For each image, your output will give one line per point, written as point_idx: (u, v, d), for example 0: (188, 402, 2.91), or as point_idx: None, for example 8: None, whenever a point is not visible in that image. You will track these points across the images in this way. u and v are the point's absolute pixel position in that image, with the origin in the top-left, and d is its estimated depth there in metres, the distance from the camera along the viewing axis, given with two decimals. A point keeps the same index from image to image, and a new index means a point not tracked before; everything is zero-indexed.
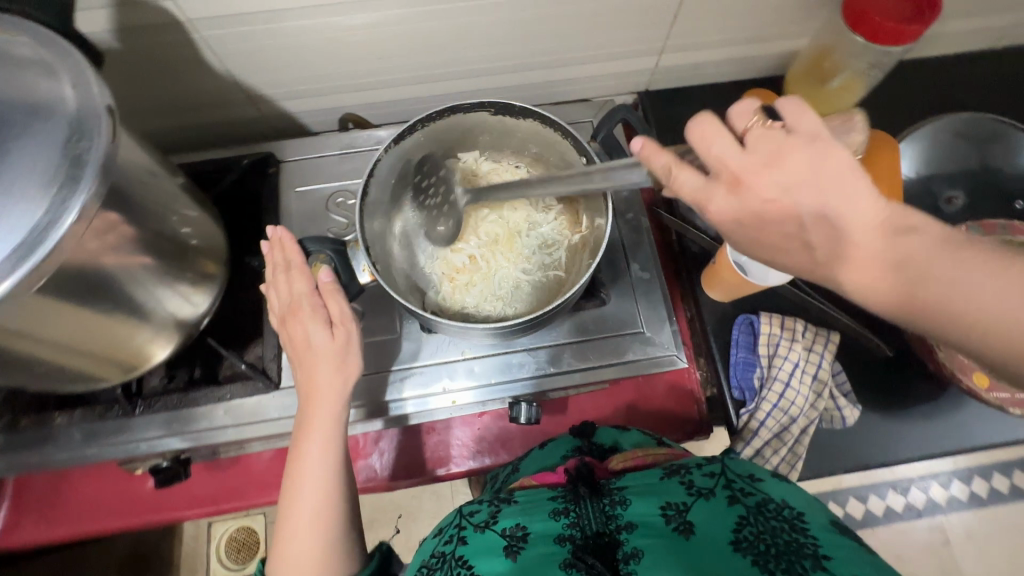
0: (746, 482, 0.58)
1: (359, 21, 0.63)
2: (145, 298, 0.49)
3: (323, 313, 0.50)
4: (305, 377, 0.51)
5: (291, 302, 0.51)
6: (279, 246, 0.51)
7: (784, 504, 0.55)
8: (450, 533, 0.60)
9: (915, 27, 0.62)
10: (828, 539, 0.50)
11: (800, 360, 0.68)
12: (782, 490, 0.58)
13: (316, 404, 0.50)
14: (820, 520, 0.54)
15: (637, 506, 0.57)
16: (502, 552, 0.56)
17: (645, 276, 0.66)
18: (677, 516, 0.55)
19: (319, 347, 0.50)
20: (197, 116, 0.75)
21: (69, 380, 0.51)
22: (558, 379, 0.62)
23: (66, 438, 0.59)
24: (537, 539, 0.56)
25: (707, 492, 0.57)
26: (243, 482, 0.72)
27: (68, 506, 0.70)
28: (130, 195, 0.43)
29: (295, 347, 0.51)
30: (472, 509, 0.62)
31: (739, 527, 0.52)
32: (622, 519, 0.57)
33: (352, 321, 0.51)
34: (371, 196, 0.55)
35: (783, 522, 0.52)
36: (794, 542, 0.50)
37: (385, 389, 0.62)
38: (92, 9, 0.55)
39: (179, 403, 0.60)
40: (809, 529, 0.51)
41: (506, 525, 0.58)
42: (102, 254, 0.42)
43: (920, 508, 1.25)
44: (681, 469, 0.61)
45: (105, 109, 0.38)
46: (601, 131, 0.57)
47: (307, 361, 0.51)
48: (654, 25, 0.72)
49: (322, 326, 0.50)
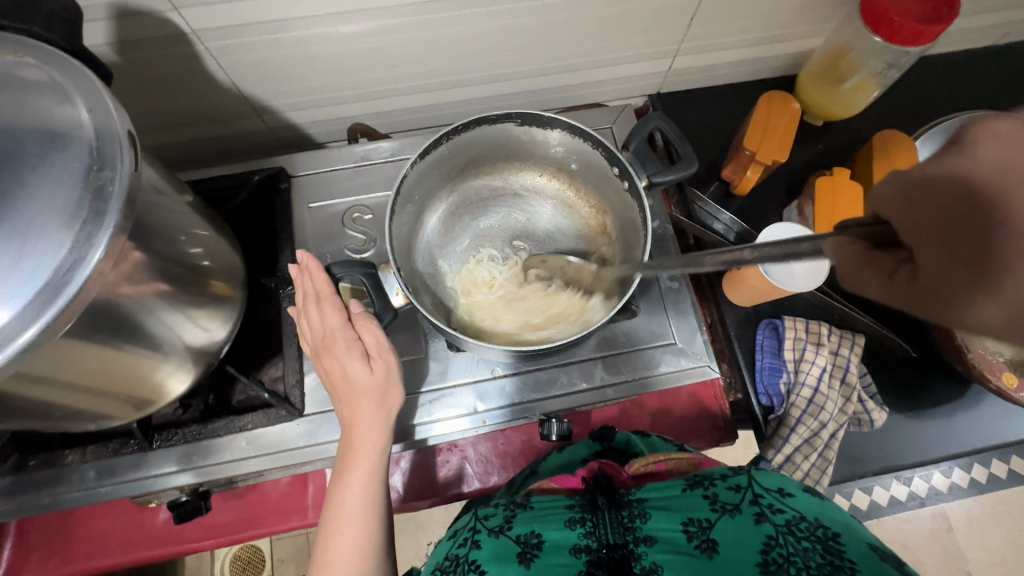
0: (775, 498, 0.54)
1: (371, 29, 0.61)
2: (160, 328, 0.46)
3: (359, 346, 0.49)
4: (347, 412, 0.50)
5: (325, 335, 0.50)
6: (309, 275, 0.51)
7: (817, 523, 0.51)
8: (464, 536, 0.59)
9: (936, 27, 0.61)
10: (867, 564, 0.47)
11: (828, 364, 0.68)
12: (815, 506, 0.54)
13: (358, 437, 0.49)
14: (858, 543, 0.49)
15: (658, 520, 0.55)
16: (516, 559, 0.54)
17: (674, 285, 0.65)
18: (699, 533, 0.53)
19: (359, 380, 0.49)
20: (198, 131, 0.72)
21: (84, 418, 0.48)
22: (591, 395, 0.61)
23: (79, 477, 0.56)
24: (552, 548, 0.54)
25: (733, 508, 0.54)
26: (261, 510, 0.69)
27: (78, 543, 0.67)
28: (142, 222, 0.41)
29: (334, 384, 0.50)
30: (487, 512, 0.61)
31: (767, 549, 0.49)
32: (640, 532, 0.55)
33: (389, 351, 0.50)
34: (400, 201, 0.55)
35: (816, 543, 0.49)
36: (826, 566, 0.47)
37: (413, 412, 0.59)
38: (91, 22, 0.52)
39: (199, 435, 0.57)
40: (845, 552, 0.48)
41: (521, 532, 0.56)
42: (118, 284, 0.39)
43: (924, 497, 1.17)
44: (705, 480, 0.58)
45: (127, 134, 0.36)
46: (633, 141, 0.57)
47: (346, 397, 0.50)
48: (670, 28, 0.71)
49: (359, 359, 0.49)
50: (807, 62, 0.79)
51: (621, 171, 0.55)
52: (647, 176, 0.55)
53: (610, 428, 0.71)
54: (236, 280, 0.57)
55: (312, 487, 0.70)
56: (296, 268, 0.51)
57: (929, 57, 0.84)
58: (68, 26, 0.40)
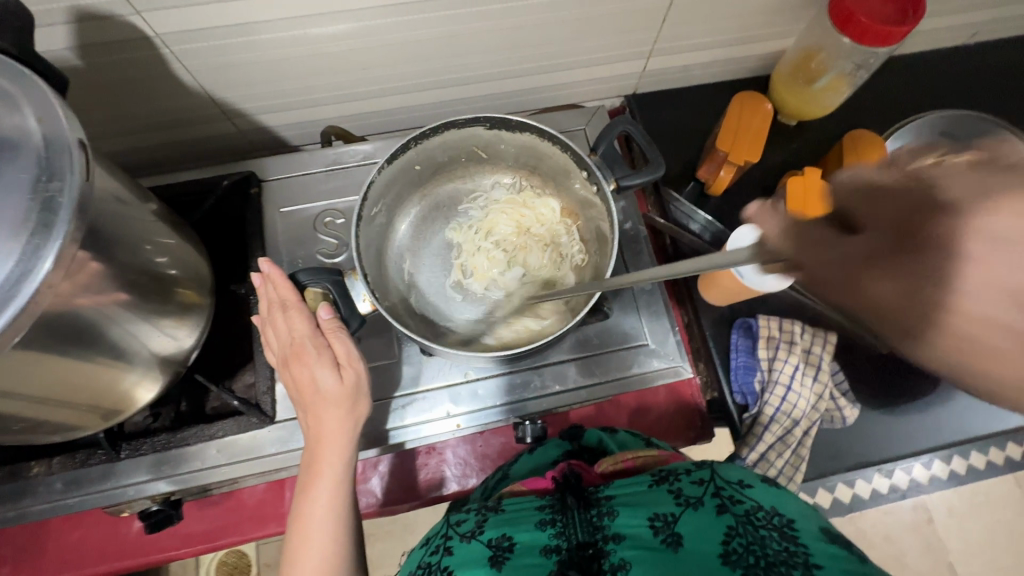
0: (735, 489, 0.56)
1: (340, 32, 0.60)
2: (122, 337, 0.46)
3: (329, 355, 0.49)
4: (314, 422, 0.49)
5: (294, 343, 0.49)
6: (272, 282, 0.51)
7: (774, 511, 0.53)
8: (437, 542, 0.59)
9: (901, 28, 0.62)
10: (819, 548, 0.49)
11: (800, 362, 0.69)
12: (772, 496, 0.56)
13: (324, 448, 0.49)
14: (811, 529, 0.52)
15: (623, 516, 0.55)
16: (488, 562, 0.54)
17: (646, 286, 0.65)
18: (665, 528, 0.53)
19: (328, 389, 0.49)
20: (168, 134, 0.71)
21: (47, 429, 0.48)
22: (564, 397, 0.61)
23: (46, 489, 0.55)
24: (523, 550, 0.54)
25: (696, 501, 0.55)
26: (238, 517, 0.69)
27: (49, 555, 0.66)
28: (99, 232, 0.40)
29: (302, 395, 0.50)
30: (459, 518, 0.61)
31: (729, 539, 0.51)
32: (608, 529, 0.55)
33: (359, 361, 0.50)
34: (378, 184, 0.55)
35: (772, 530, 0.51)
36: (783, 551, 0.49)
37: (387, 416, 0.59)
38: (50, 26, 0.51)
39: (169, 443, 0.56)
40: (799, 538, 0.50)
41: (492, 536, 0.56)
42: (75, 294, 0.39)
43: (904, 489, 1.21)
44: (670, 476, 0.59)
45: (78, 144, 0.36)
46: (601, 144, 0.57)
47: (313, 408, 0.49)
48: (643, 29, 0.71)
49: (329, 368, 0.48)
50: (779, 64, 0.80)
51: (589, 173, 0.55)
52: (615, 180, 0.55)
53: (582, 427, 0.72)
54: (205, 288, 0.57)
55: (289, 493, 0.70)
56: (259, 277, 0.51)
57: (900, 57, 0.85)
58: (21, 32, 0.39)
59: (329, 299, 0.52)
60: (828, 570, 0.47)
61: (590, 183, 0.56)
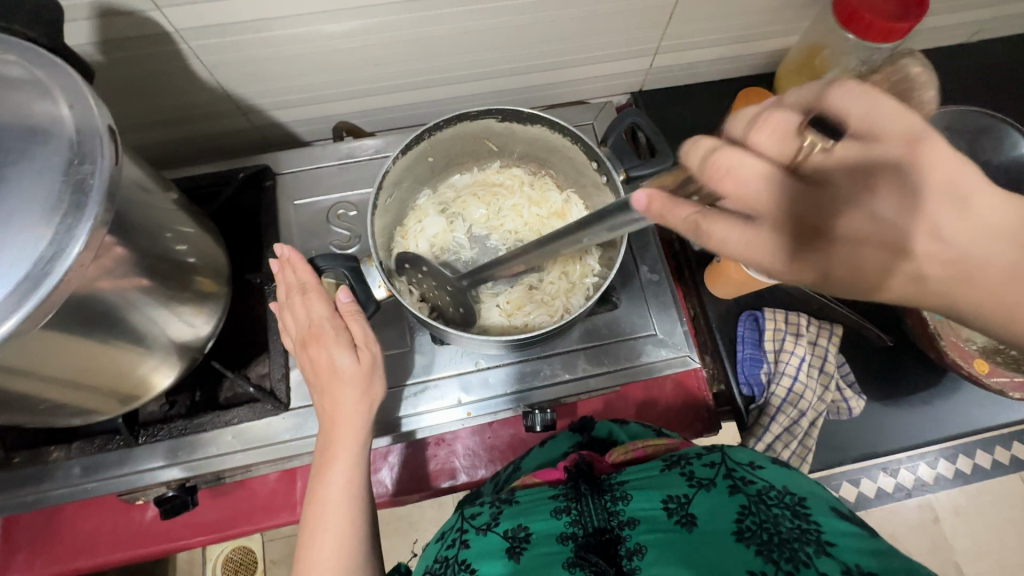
0: (746, 470, 0.56)
1: (353, 28, 0.62)
2: (143, 322, 0.47)
3: (346, 337, 0.51)
4: (329, 403, 0.50)
5: (312, 324, 0.51)
6: (291, 266, 0.52)
7: (786, 490, 0.54)
8: (452, 537, 0.59)
9: (905, 25, 0.63)
10: (832, 525, 0.51)
11: (806, 354, 0.70)
12: (783, 475, 0.56)
13: (340, 428, 0.50)
14: (823, 504, 0.53)
15: (638, 500, 0.56)
16: (505, 554, 0.55)
17: (654, 277, 0.66)
18: (679, 509, 0.54)
19: (345, 369, 0.50)
20: (184, 129, 0.72)
21: (68, 412, 0.49)
22: (573, 386, 0.62)
23: (64, 473, 0.56)
24: (540, 539, 0.55)
25: (708, 482, 0.56)
26: (250, 506, 0.70)
27: (65, 542, 0.67)
28: (123, 218, 0.41)
29: (318, 375, 0.51)
30: (473, 511, 0.61)
31: (742, 517, 0.52)
32: (623, 515, 0.56)
33: (375, 343, 0.52)
34: (391, 176, 0.56)
35: (785, 509, 0.52)
36: (797, 529, 0.50)
37: (399, 403, 0.60)
38: (75, 21, 0.53)
39: (185, 429, 0.57)
40: (811, 515, 0.52)
41: (508, 527, 0.57)
42: (99, 278, 0.40)
43: (910, 488, 1.25)
44: (681, 459, 0.59)
45: (107, 130, 0.37)
46: (610, 136, 0.59)
47: (329, 388, 0.50)
48: (650, 26, 0.72)
49: (346, 349, 0.50)
50: (786, 60, 0.81)
51: (599, 165, 0.56)
52: (624, 171, 0.57)
53: (591, 419, 0.72)
54: (222, 277, 0.58)
55: (300, 483, 0.71)
56: (276, 262, 0.53)
57: (903, 55, 0.86)
58: (51, 23, 0.41)
59: (346, 285, 0.53)
60: (841, 547, 0.49)
61: (600, 175, 0.57)
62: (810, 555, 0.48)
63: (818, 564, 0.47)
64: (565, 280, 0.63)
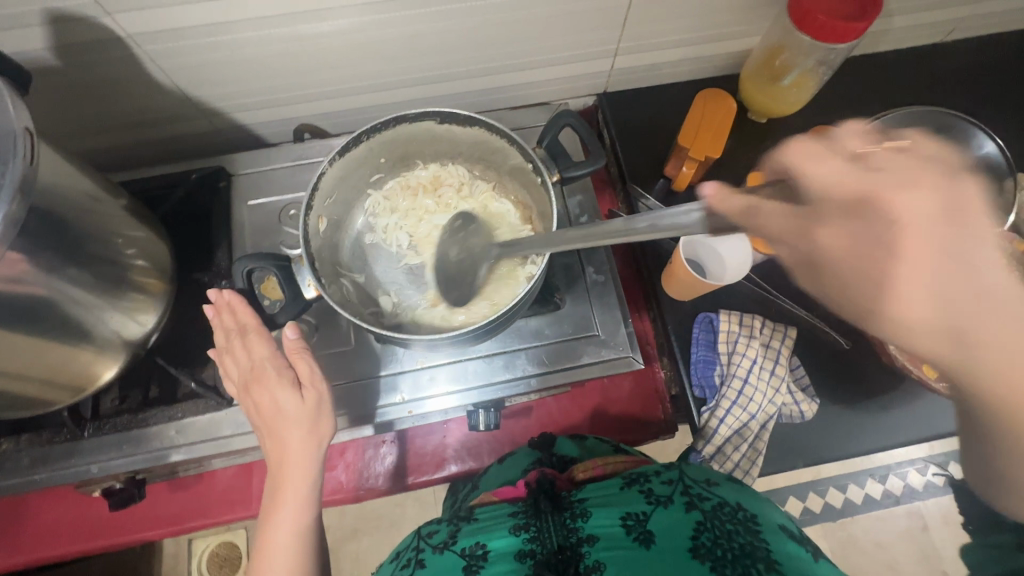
0: (702, 487, 0.57)
1: (302, 33, 0.63)
2: (81, 319, 0.48)
3: (290, 375, 0.53)
4: (276, 445, 0.52)
5: (254, 367, 0.53)
6: (229, 310, 0.54)
7: (738, 507, 0.54)
8: (408, 556, 0.58)
9: (858, 25, 0.63)
10: (778, 542, 0.51)
11: (758, 356, 0.69)
12: (737, 492, 0.57)
13: (289, 471, 0.51)
14: (771, 521, 0.54)
15: (597, 517, 0.55)
16: (462, 573, 0.53)
17: (599, 278, 0.66)
18: (637, 526, 0.54)
19: (290, 408, 0.52)
20: (149, 131, 0.74)
21: (12, 404, 0.51)
22: (513, 385, 0.62)
23: (14, 464, 0.58)
24: (497, 557, 0.53)
25: (666, 500, 0.55)
26: (206, 501, 0.71)
27: (26, 532, 0.69)
28: (69, 223, 0.44)
29: (263, 418, 0.52)
30: (430, 530, 0.60)
31: (697, 534, 0.52)
32: (582, 532, 0.55)
33: (320, 380, 0.53)
34: (328, 179, 0.57)
35: (738, 525, 0.52)
36: (747, 545, 0.50)
37: (370, 397, 0.61)
38: (25, 28, 0.54)
39: (129, 424, 0.59)
40: (762, 532, 0.52)
41: (465, 545, 0.55)
42: (22, 276, 0.41)
43: (899, 495, 1.22)
44: (640, 477, 0.59)
45: (23, 133, 0.38)
46: (546, 137, 0.59)
47: (276, 429, 0.52)
48: (605, 29, 0.73)
49: (290, 388, 0.52)
50: (746, 63, 0.81)
51: (533, 165, 0.56)
52: (558, 172, 0.57)
53: (551, 435, 0.72)
54: (169, 275, 0.59)
55: (257, 478, 0.72)
56: (213, 307, 0.54)
57: (873, 55, 0.85)
58: None
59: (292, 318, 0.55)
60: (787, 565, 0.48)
61: (536, 176, 0.57)
62: (759, 571, 0.48)
63: None
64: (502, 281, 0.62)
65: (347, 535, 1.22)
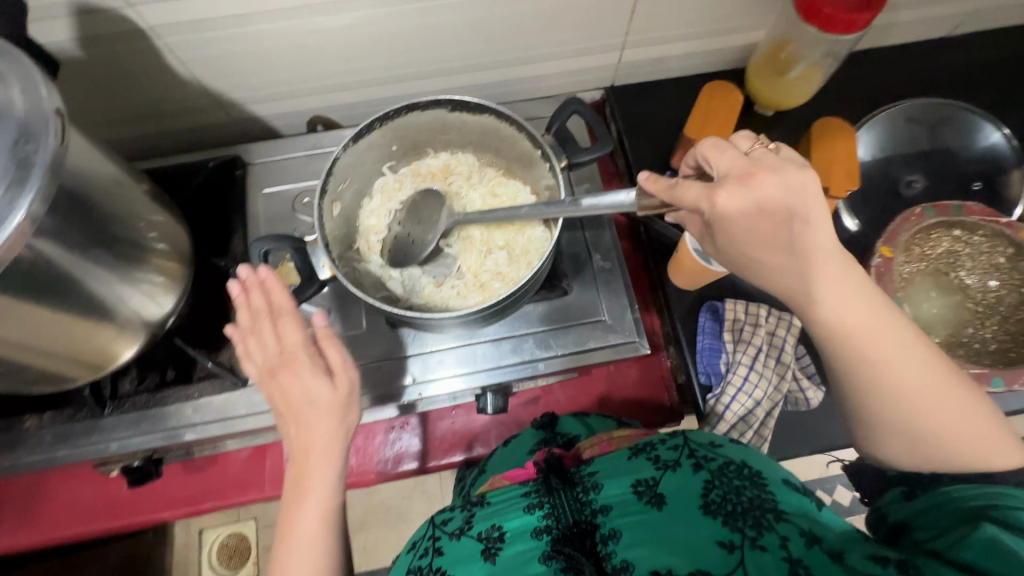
0: (707, 449, 0.57)
1: (317, 25, 0.65)
2: (106, 297, 0.50)
3: (324, 363, 0.53)
4: (304, 433, 0.52)
5: (285, 353, 0.54)
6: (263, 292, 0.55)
7: (742, 464, 0.55)
8: (424, 545, 0.58)
9: (864, 16, 0.64)
10: (786, 495, 0.51)
11: (764, 344, 0.70)
12: (740, 451, 0.58)
13: (317, 460, 0.52)
14: (776, 476, 0.54)
15: (609, 487, 0.56)
16: (480, 557, 0.54)
17: (606, 265, 0.67)
18: (647, 491, 0.54)
19: (321, 398, 0.52)
20: (166, 121, 0.76)
21: (39, 380, 0.53)
22: (520, 369, 0.63)
23: (36, 441, 0.60)
24: (514, 537, 0.54)
25: (673, 463, 0.56)
26: (220, 483, 0.73)
27: (46, 511, 0.70)
28: (94, 204, 0.46)
29: (290, 404, 0.53)
30: (445, 518, 0.60)
31: (707, 492, 0.52)
32: (595, 503, 0.55)
33: (351, 369, 0.54)
34: (342, 165, 0.58)
35: (744, 480, 0.52)
36: (757, 498, 0.50)
37: (392, 376, 0.63)
38: (51, 19, 0.56)
39: (150, 403, 0.61)
40: (767, 484, 0.52)
41: (482, 529, 0.56)
42: (53, 252, 0.43)
43: None
44: (647, 446, 0.60)
45: (54, 112, 0.40)
46: (554, 124, 0.60)
47: (304, 416, 0.53)
48: (613, 21, 0.74)
49: (323, 377, 0.53)
50: (753, 56, 0.81)
51: (542, 152, 0.58)
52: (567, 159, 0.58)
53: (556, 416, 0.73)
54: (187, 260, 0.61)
55: (269, 461, 0.74)
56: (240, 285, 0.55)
57: (879, 48, 0.85)
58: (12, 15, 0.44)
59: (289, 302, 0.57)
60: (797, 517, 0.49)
61: (544, 162, 0.58)
62: (770, 521, 0.48)
63: (777, 529, 0.47)
64: (512, 264, 0.64)
65: (354, 527, 1.24)
